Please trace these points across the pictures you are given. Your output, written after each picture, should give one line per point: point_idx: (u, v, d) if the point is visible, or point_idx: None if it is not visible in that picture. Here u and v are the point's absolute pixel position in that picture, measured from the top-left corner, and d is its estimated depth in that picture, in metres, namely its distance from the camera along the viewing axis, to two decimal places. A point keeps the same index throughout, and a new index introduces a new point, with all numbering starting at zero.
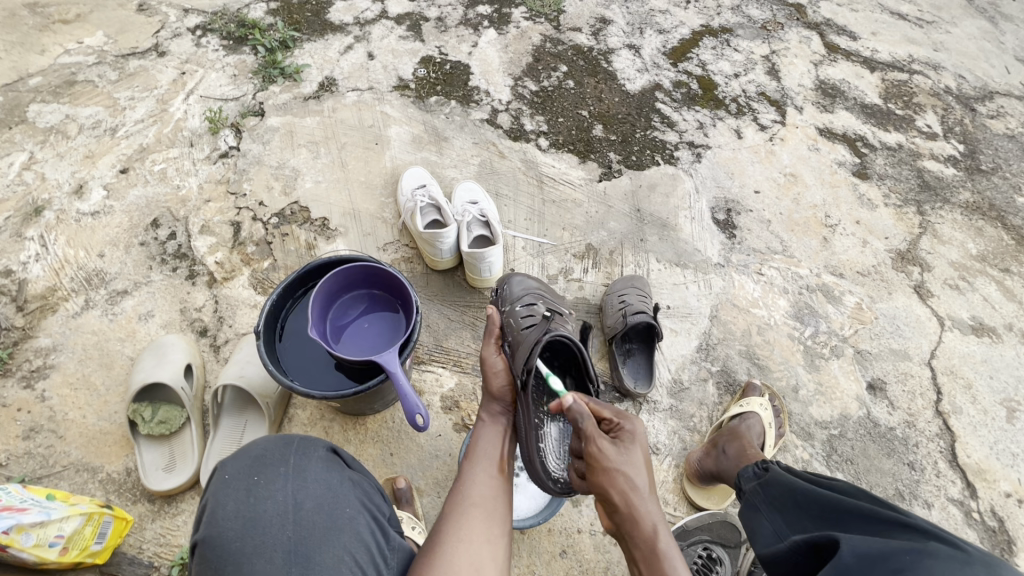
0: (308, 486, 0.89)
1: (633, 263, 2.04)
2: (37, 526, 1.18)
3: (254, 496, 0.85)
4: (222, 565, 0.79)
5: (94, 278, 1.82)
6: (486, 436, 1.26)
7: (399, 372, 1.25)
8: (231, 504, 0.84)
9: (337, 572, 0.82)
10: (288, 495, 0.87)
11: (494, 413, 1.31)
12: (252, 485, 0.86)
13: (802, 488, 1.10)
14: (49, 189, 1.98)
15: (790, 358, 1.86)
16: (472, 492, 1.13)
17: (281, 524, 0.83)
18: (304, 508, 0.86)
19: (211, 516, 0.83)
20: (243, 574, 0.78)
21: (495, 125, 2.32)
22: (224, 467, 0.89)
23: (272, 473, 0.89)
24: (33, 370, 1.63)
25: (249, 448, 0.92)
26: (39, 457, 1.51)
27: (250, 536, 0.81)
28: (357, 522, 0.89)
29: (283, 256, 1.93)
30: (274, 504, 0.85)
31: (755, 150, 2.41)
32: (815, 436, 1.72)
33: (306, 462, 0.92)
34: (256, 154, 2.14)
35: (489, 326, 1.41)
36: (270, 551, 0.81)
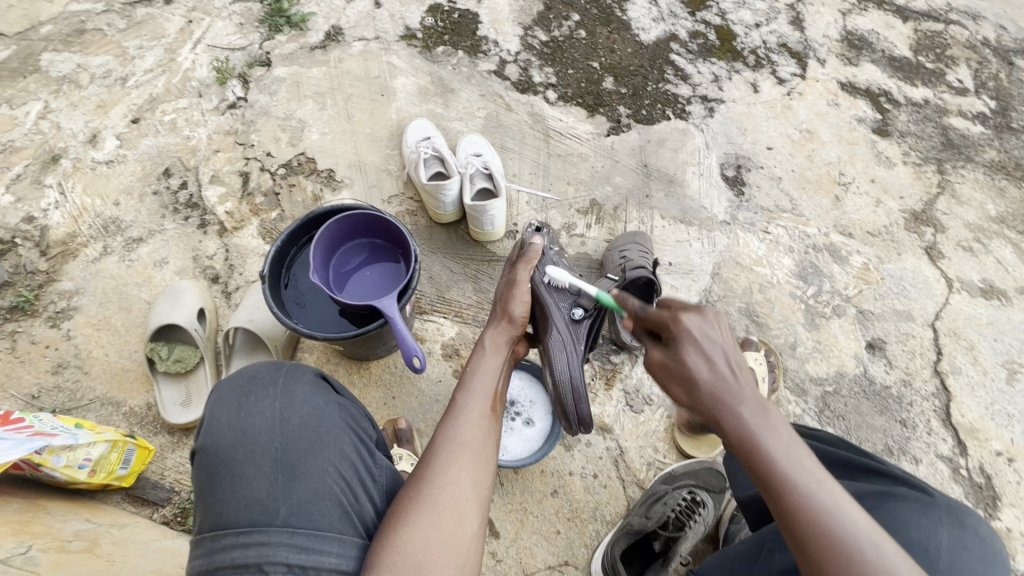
0: (296, 405, 0.95)
1: (637, 219, 2.03)
2: (67, 448, 1.28)
3: (246, 411, 0.92)
4: (215, 470, 0.86)
5: (111, 225, 1.88)
6: (492, 355, 1.20)
7: (398, 316, 1.29)
8: (224, 417, 0.91)
9: (320, 479, 0.88)
10: (276, 413, 0.93)
11: (499, 339, 1.24)
12: (243, 402, 0.93)
13: None
14: (65, 138, 2.03)
15: (790, 317, 1.86)
16: (463, 426, 1.04)
17: (269, 435, 0.90)
18: (291, 424, 0.92)
19: (206, 427, 0.91)
20: (234, 478, 0.85)
21: (502, 76, 2.28)
22: (219, 387, 0.96)
23: (261, 392, 0.95)
24: (58, 311, 1.73)
25: (243, 371, 0.99)
26: (67, 390, 1.61)
27: (240, 446, 0.88)
28: (341, 441, 0.95)
29: (290, 207, 1.97)
30: (263, 418, 0.91)
31: (771, 105, 2.33)
32: (809, 392, 1.74)
33: (294, 385, 0.98)
34: (263, 105, 2.15)
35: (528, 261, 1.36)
36: (259, 459, 0.87)
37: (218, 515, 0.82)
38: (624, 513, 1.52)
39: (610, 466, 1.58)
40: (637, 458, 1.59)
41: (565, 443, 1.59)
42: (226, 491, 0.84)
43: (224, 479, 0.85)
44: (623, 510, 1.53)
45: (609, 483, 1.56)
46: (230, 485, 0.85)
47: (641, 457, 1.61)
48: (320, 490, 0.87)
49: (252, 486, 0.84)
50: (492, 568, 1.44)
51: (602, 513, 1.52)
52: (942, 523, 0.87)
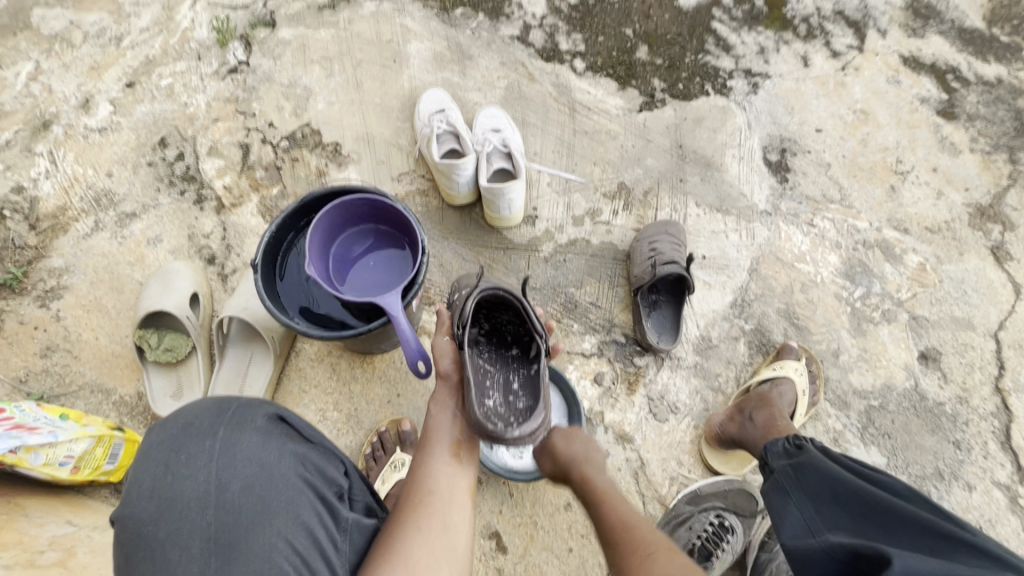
0: (238, 463, 0.81)
1: (669, 207, 1.85)
2: (46, 446, 1.19)
3: (173, 474, 0.78)
4: (136, 549, 0.74)
5: (103, 198, 1.76)
6: (441, 411, 1.06)
7: (401, 315, 1.16)
8: (148, 482, 0.77)
9: (263, 560, 0.76)
10: (210, 477, 0.78)
11: (442, 395, 1.09)
12: (173, 461, 0.79)
13: (849, 484, 1.01)
14: (56, 102, 1.90)
15: (834, 321, 1.69)
16: (428, 478, 0.97)
17: (201, 508, 0.76)
18: (229, 489, 0.78)
19: (127, 492, 0.77)
20: (159, 562, 0.73)
21: (526, 43, 2.07)
22: (146, 439, 0.81)
23: (195, 448, 0.80)
24: (47, 291, 1.63)
25: (176, 418, 0.83)
26: (56, 375, 1.53)
27: (165, 521, 0.75)
28: (295, 505, 0.81)
29: (292, 182, 1.83)
30: (194, 484, 0.77)
31: (823, 81, 2.09)
32: (851, 405, 1.59)
33: (236, 436, 0.83)
34: (266, 70, 1.99)
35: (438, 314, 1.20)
36: (189, 538, 0.74)
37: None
38: None
39: (629, 480, 1.46)
40: (658, 472, 1.47)
41: None
42: None
43: (146, 562, 0.73)
44: None
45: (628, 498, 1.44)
46: (154, 569, 0.73)
47: (663, 471, 1.48)
48: (264, 574, 0.75)
49: (177, 574, 0.72)
50: None
51: None
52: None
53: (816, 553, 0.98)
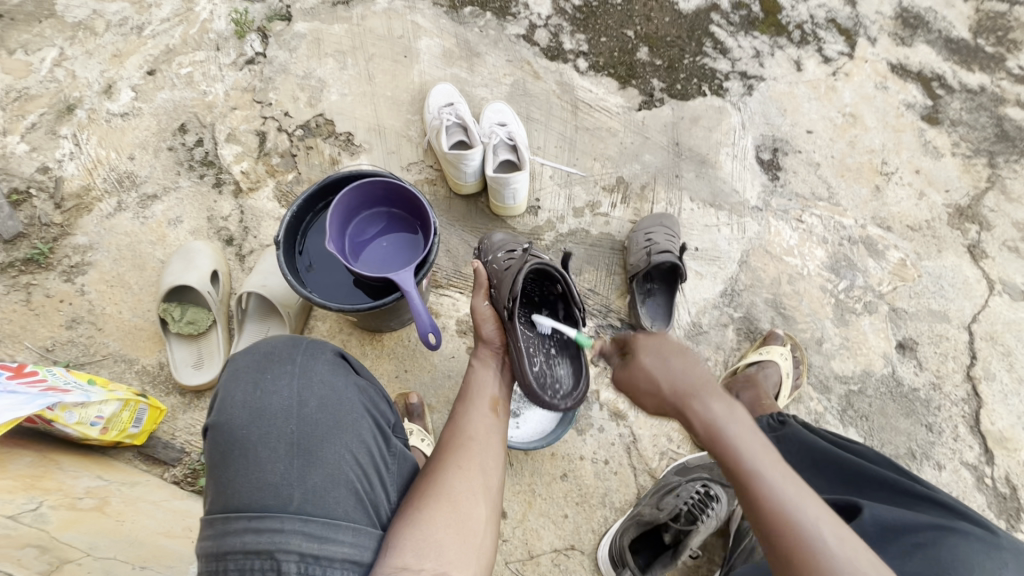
0: (314, 385, 0.93)
1: (665, 201, 1.95)
2: (79, 406, 1.27)
3: (262, 390, 0.90)
4: (228, 450, 0.85)
5: (125, 180, 1.85)
6: (483, 370, 1.22)
7: (414, 291, 1.25)
8: (239, 394, 0.89)
9: (337, 467, 0.86)
10: (293, 393, 0.91)
11: (484, 355, 1.25)
12: (260, 380, 0.91)
13: (825, 450, 1.14)
14: (80, 87, 1.98)
15: (818, 311, 1.79)
16: (468, 425, 1.07)
17: (285, 418, 0.88)
18: (308, 405, 0.91)
19: (221, 404, 0.89)
20: (248, 460, 0.84)
21: (531, 42, 2.17)
22: (237, 361, 0.95)
23: (279, 370, 0.93)
24: (73, 266, 1.71)
25: (259, 347, 0.97)
26: (81, 346, 1.61)
27: (256, 426, 0.87)
28: (359, 426, 0.93)
29: (307, 169, 1.91)
30: (279, 398, 0.90)
31: (814, 85, 2.19)
32: (832, 390, 1.68)
33: (312, 364, 0.96)
34: (282, 62, 2.07)
35: (476, 277, 1.29)
36: (275, 442, 0.86)
37: (232, 497, 0.81)
38: (633, 501, 1.50)
39: (622, 454, 1.55)
40: (649, 447, 1.56)
41: (577, 427, 1.56)
42: (239, 473, 0.83)
43: (238, 461, 0.84)
44: (632, 498, 1.50)
45: (621, 470, 1.53)
46: (245, 467, 0.84)
47: (654, 446, 1.57)
48: (336, 477, 0.86)
49: (265, 470, 0.83)
50: (498, 546, 1.43)
51: (611, 500, 1.50)
52: (1007, 566, 0.84)
53: None
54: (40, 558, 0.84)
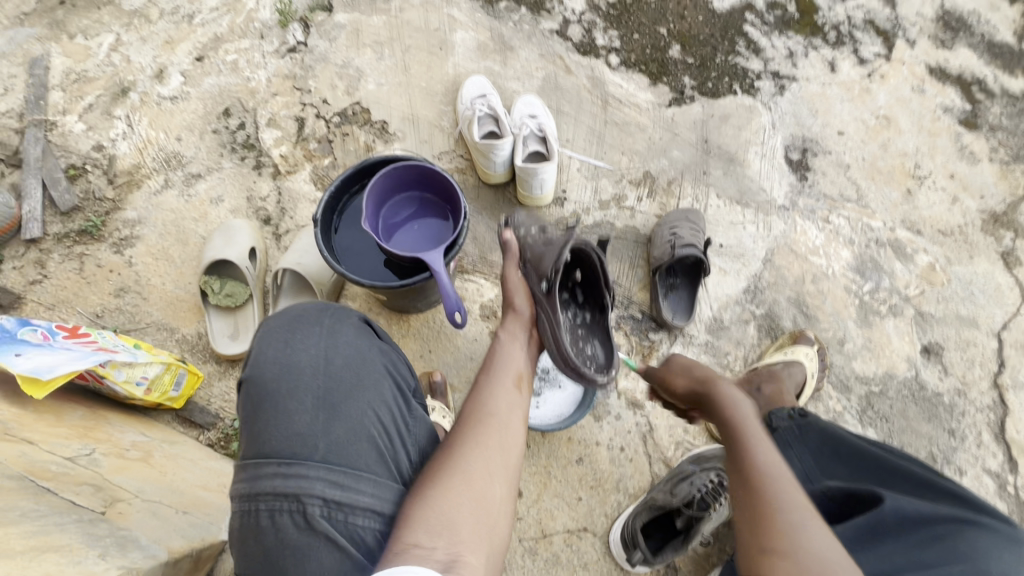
0: (342, 345, 0.98)
1: (691, 196, 1.96)
2: (127, 365, 1.35)
3: (291, 347, 0.95)
4: (258, 400, 0.90)
5: (173, 159, 1.94)
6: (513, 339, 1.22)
7: (443, 271, 1.30)
8: (270, 350, 0.94)
9: (359, 422, 0.92)
10: (321, 351, 0.96)
11: (513, 325, 1.25)
12: (290, 337, 0.96)
13: (849, 442, 1.15)
14: (133, 71, 2.09)
15: (842, 311, 1.78)
16: (489, 403, 1.05)
17: (313, 373, 0.93)
18: (335, 363, 0.96)
19: (252, 358, 0.95)
20: (278, 411, 0.89)
21: (564, 37, 2.20)
22: (269, 319, 1.00)
23: (308, 329, 0.99)
24: (122, 239, 1.81)
25: (290, 309, 1.02)
26: (128, 313, 1.71)
27: (285, 379, 0.92)
28: (380, 386, 0.98)
29: (342, 155, 1.98)
30: (308, 355, 0.95)
31: (848, 86, 2.18)
32: (853, 390, 1.68)
33: (339, 326, 1.01)
34: (322, 51, 2.15)
35: (506, 249, 1.32)
36: (303, 395, 0.91)
37: (262, 444, 0.86)
38: (647, 488, 1.53)
39: (638, 442, 1.58)
40: (666, 436, 1.58)
41: (594, 413, 1.59)
42: (269, 423, 0.88)
43: (268, 411, 0.89)
44: (646, 485, 1.53)
45: (635, 457, 1.56)
46: (274, 417, 0.89)
47: (671, 435, 1.59)
48: (358, 431, 0.91)
49: (294, 421, 0.88)
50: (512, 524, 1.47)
51: (625, 486, 1.53)
52: (1019, 558, 0.95)
53: (813, 496, 1.10)
54: (96, 494, 0.90)
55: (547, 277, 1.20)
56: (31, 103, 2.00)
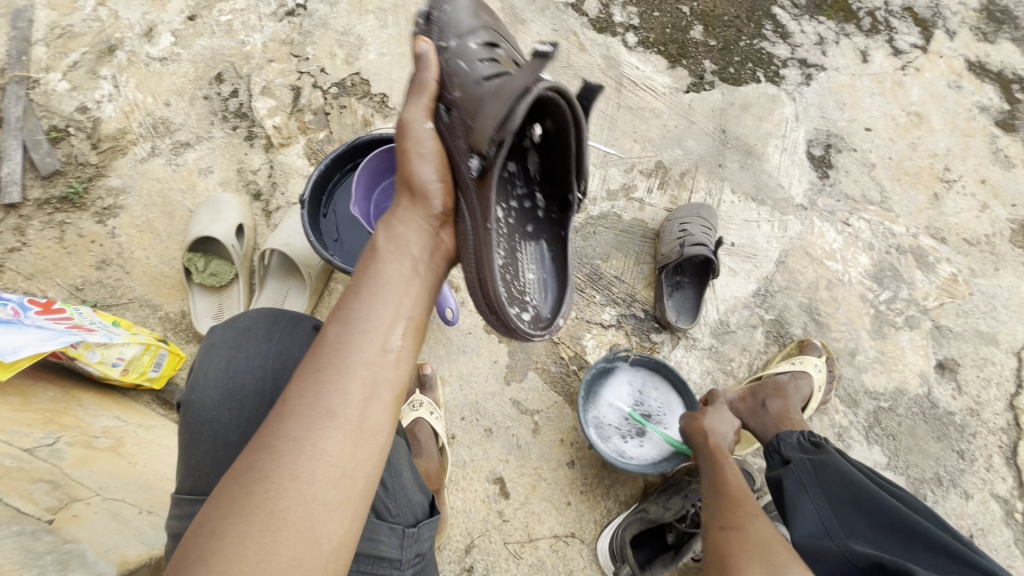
0: (289, 361, 1.03)
1: (705, 190, 1.85)
2: (101, 346, 1.31)
3: (235, 369, 1.00)
4: (199, 428, 0.95)
5: (160, 125, 1.84)
6: (405, 240, 0.98)
7: None
8: (214, 373, 0.99)
9: None
10: (267, 373, 1.01)
11: (405, 226, 0.99)
12: (233, 359, 1.01)
13: (870, 494, 1.10)
14: (122, 29, 1.97)
15: (855, 321, 1.70)
16: (339, 377, 0.80)
17: (258, 399, 0.98)
18: (282, 385, 1.01)
19: (195, 381, 0.99)
20: (220, 440, 0.95)
21: (580, 11, 2.08)
22: (214, 338, 1.04)
23: (253, 346, 1.03)
24: (105, 208, 1.73)
25: (238, 323, 1.06)
26: (109, 287, 1.64)
27: (227, 406, 0.97)
28: None
29: (339, 129, 1.88)
30: (253, 378, 1.00)
31: (880, 78, 2.05)
32: (860, 405, 1.61)
33: (288, 344, 1.05)
34: (322, 15, 2.02)
35: (425, 82, 1.04)
36: (247, 424, 0.97)
37: (203, 474, 0.93)
38: (639, 496, 1.48)
39: None
40: None
41: None
42: (210, 452, 0.94)
43: (209, 439, 0.94)
44: (638, 493, 1.48)
45: None
46: (215, 447, 0.94)
47: None
48: None
49: (239, 450, 0.95)
50: (498, 526, 1.43)
51: (616, 493, 1.48)
52: None
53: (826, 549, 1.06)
54: (50, 494, 0.85)
55: (486, 151, 0.93)
56: (13, 59, 1.89)
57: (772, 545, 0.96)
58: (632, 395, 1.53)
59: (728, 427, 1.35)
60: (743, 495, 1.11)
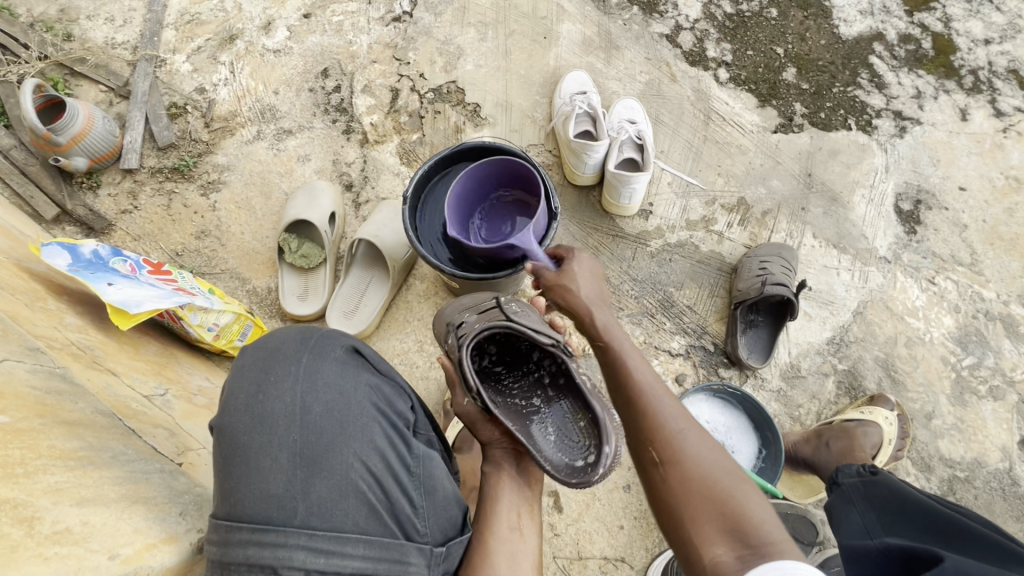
0: (319, 389, 0.88)
1: (785, 231, 1.83)
2: (203, 310, 1.36)
3: (264, 394, 0.86)
4: (231, 454, 0.82)
5: (267, 112, 1.96)
6: (495, 473, 1.04)
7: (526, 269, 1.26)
8: (245, 397, 0.87)
9: (343, 476, 0.82)
10: (297, 397, 0.86)
11: (492, 461, 1.06)
12: (263, 383, 0.88)
13: (918, 498, 1.05)
14: (243, 20, 2.12)
15: (934, 383, 1.63)
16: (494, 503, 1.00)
17: (289, 424, 0.84)
18: (312, 413, 0.86)
19: (225, 405, 0.87)
20: (252, 466, 0.81)
21: (674, 43, 2.11)
22: (241, 362, 0.92)
23: (283, 371, 0.89)
24: (210, 182, 1.85)
25: (261, 349, 0.93)
26: (205, 256, 1.75)
27: (257, 431, 0.83)
28: (368, 430, 0.87)
29: (431, 133, 1.95)
30: (282, 402, 0.86)
31: (978, 138, 2.01)
32: (934, 471, 1.54)
33: (319, 365, 0.91)
34: (426, 24, 2.12)
35: None
36: (278, 450, 0.82)
37: (234, 502, 0.78)
38: None
39: None
40: None
41: None
42: (243, 479, 0.80)
43: (241, 467, 0.81)
44: None
45: None
46: (247, 474, 0.80)
47: None
48: (342, 486, 0.81)
49: (269, 480, 0.80)
50: (548, 539, 1.43)
51: None
52: None
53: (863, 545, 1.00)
54: (170, 441, 0.95)
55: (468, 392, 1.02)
56: (146, 39, 2.07)
57: (728, 475, 0.87)
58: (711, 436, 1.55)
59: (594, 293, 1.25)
60: (656, 401, 0.99)
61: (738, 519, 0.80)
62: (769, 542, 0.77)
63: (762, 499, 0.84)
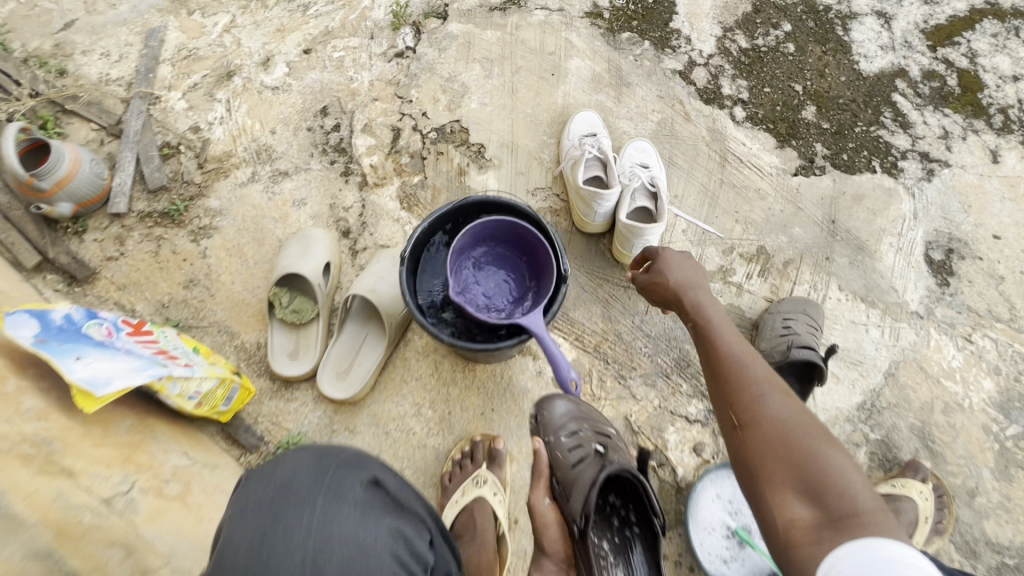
0: (336, 540, 0.75)
1: (809, 283, 1.72)
2: (183, 378, 1.26)
3: (271, 545, 0.71)
4: None
5: (263, 152, 1.88)
6: None
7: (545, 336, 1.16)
8: (244, 547, 0.71)
9: None
10: (310, 551, 0.72)
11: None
12: (271, 529, 0.73)
13: None
14: (242, 56, 2.05)
15: (977, 456, 1.50)
16: None
17: None
18: (324, 572, 0.72)
19: (218, 552, 0.72)
20: None
21: (687, 79, 2.02)
22: (244, 490, 0.76)
23: (296, 517, 0.74)
24: (201, 228, 1.76)
25: (273, 476, 0.78)
26: (192, 308, 1.65)
27: None
28: None
29: (433, 175, 1.86)
30: (293, 558, 0.71)
31: (1012, 182, 1.90)
32: (980, 556, 1.41)
33: (337, 508, 0.77)
34: (430, 60, 2.04)
35: (536, 468, 1.27)
36: None
37: None
38: None
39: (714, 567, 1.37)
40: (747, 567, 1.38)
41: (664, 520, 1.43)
42: None
43: None
44: None
45: None
46: None
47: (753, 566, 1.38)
48: None
49: None
50: None
51: None
52: None
53: None
54: (123, 562, 0.90)
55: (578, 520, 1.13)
56: (141, 75, 2.00)
57: (811, 444, 0.96)
58: (727, 509, 1.42)
59: (695, 276, 1.33)
60: (738, 366, 1.10)
61: (825, 490, 0.89)
62: (855, 512, 0.85)
63: (847, 463, 0.92)
